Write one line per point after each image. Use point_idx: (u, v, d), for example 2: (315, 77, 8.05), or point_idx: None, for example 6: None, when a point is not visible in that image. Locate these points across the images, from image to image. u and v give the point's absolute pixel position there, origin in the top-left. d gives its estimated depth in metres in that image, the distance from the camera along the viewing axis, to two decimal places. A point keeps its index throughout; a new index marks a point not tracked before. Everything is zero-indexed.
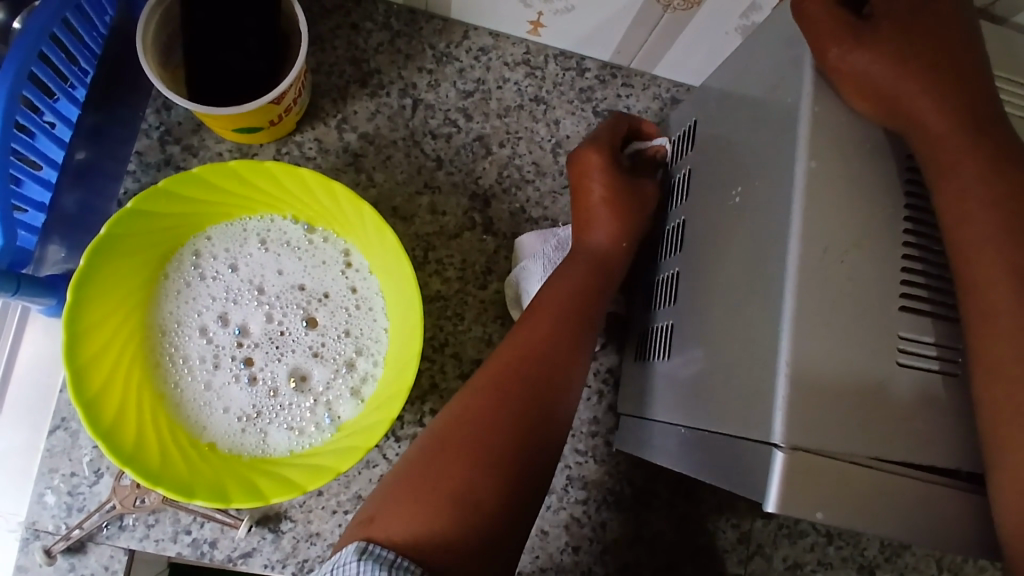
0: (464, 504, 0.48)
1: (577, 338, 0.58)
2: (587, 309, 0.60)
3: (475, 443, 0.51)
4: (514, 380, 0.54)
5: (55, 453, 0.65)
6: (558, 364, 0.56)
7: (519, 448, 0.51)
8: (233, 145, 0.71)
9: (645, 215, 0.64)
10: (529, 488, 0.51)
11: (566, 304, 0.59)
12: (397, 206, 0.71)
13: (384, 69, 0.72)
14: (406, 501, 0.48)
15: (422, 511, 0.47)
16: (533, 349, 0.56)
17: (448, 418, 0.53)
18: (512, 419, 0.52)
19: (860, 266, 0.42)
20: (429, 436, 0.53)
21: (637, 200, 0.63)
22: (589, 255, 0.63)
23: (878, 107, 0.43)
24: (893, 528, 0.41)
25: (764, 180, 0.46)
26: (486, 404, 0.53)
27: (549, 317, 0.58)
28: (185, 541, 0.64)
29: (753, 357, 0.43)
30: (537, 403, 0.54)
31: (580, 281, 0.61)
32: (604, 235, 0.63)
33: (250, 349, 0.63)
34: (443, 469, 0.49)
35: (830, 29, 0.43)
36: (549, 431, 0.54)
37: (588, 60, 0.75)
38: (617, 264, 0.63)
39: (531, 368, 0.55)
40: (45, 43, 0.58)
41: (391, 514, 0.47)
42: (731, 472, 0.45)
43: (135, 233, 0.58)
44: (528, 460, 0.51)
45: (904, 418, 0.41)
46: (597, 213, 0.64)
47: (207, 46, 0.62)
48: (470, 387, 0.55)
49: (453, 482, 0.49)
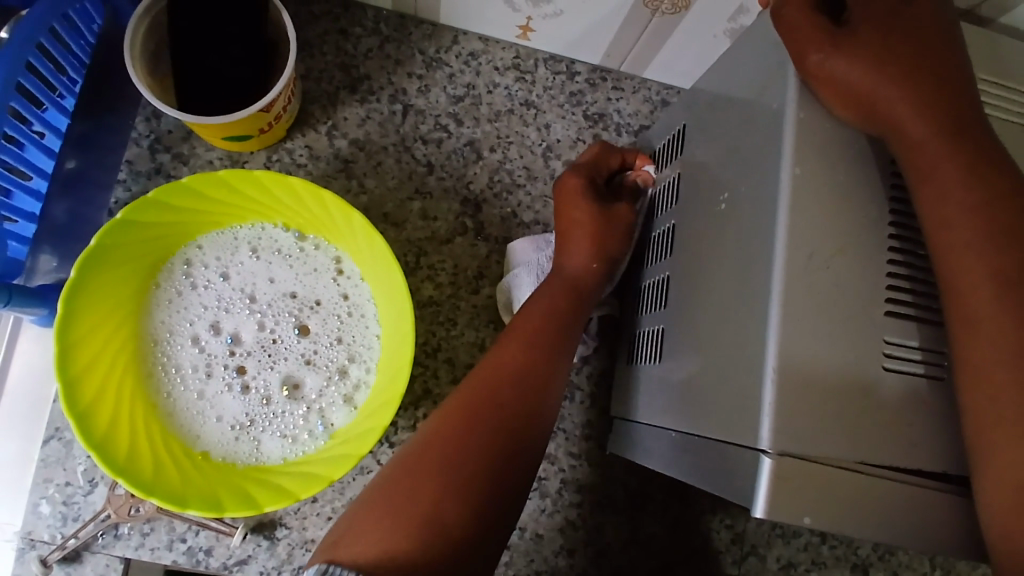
0: (429, 527, 0.47)
1: (550, 365, 0.58)
2: (560, 335, 0.60)
3: (443, 467, 0.50)
4: (485, 404, 0.54)
5: (49, 463, 0.65)
6: (530, 391, 0.56)
7: (488, 475, 0.51)
8: (223, 153, 0.71)
9: (624, 237, 0.64)
10: (496, 518, 0.50)
11: (539, 328, 0.60)
12: (389, 212, 0.71)
13: (374, 75, 0.72)
14: (374, 521, 0.48)
15: (388, 535, 0.47)
16: (506, 374, 0.56)
17: (419, 442, 0.53)
18: (483, 444, 0.52)
19: (846, 271, 0.42)
20: (403, 456, 0.53)
21: (615, 223, 0.64)
22: (565, 279, 0.63)
23: (860, 112, 0.43)
24: (881, 531, 0.41)
25: (750, 186, 0.46)
26: (457, 429, 0.53)
27: (523, 343, 0.58)
28: (180, 549, 0.65)
29: (740, 361, 0.44)
30: (509, 430, 0.54)
31: (554, 304, 0.61)
32: (582, 257, 0.64)
33: (242, 357, 0.64)
34: (409, 494, 0.49)
35: (812, 36, 0.44)
36: (520, 460, 0.53)
37: (578, 64, 0.75)
38: (591, 287, 0.64)
39: (504, 393, 0.55)
40: (32, 53, 0.58)
41: (357, 535, 0.47)
42: (721, 477, 0.45)
43: (125, 244, 0.58)
44: (496, 489, 0.51)
45: (891, 422, 0.42)
46: (579, 235, 0.64)
47: (195, 55, 0.62)
48: (442, 410, 0.55)
49: (419, 505, 0.48)
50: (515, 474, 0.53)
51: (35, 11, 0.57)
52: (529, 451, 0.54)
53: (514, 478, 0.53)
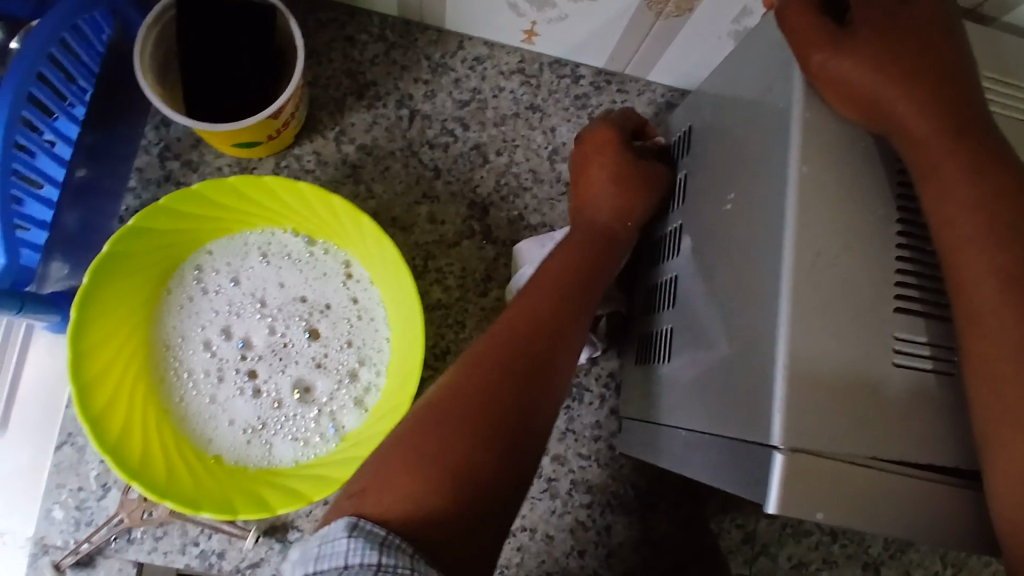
0: (458, 478, 0.45)
1: (570, 318, 0.56)
2: (579, 288, 0.58)
3: (467, 412, 0.48)
4: (509, 356, 0.52)
5: (62, 469, 0.66)
6: (552, 342, 0.54)
7: (513, 423, 0.49)
8: (233, 160, 0.71)
9: (655, 196, 0.63)
10: (522, 467, 0.48)
11: (559, 283, 0.57)
12: (396, 216, 0.71)
13: (380, 81, 0.73)
14: (400, 473, 0.44)
15: (415, 484, 0.44)
16: (528, 327, 0.54)
17: (440, 390, 0.50)
18: (510, 394, 0.50)
19: (854, 268, 0.42)
20: (424, 405, 0.49)
21: (644, 177, 0.63)
22: (588, 228, 0.64)
23: (864, 111, 0.43)
24: (893, 525, 0.42)
25: (756, 184, 0.47)
26: (481, 377, 0.50)
27: (544, 294, 0.56)
28: (193, 552, 0.65)
29: (751, 358, 0.44)
30: (533, 380, 0.51)
31: (576, 262, 0.60)
32: (607, 210, 0.64)
33: (253, 361, 0.64)
34: (437, 443, 0.46)
35: (814, 37, 0.44)
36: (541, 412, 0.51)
37: (582, 67, 0.75)
38: (620, 239, 0.63)
39: (525, 344, 0.53)
40: (43, 62, 0.59)
41: (382, 488, 0.44)
42: (733, 475, 0.45)
43: (137, 250, 0.58)
44: (522, 440, 0.49)
45: (900, 417, 0.42)
46: (602, 190, 0.65)
47: (203, 62, 0.63)
48: (463, 359, 0.52)
49: (444, 454, 0.45)
50: (538, 426, 0.51)
51: (47, 22, 0.58)
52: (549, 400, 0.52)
53: (534, 432, 0.50)
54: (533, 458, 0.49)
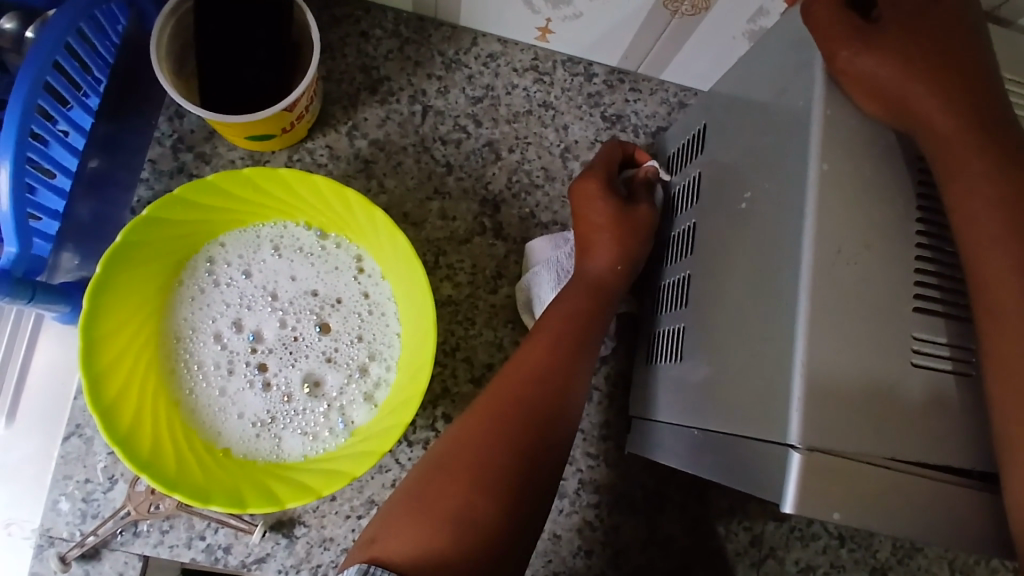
0: (464, 525, 0.49)
1: (574, 363, 0.58)
2: (584, 333, 0.60)
3: (472, 463, 0.52)
4: (513, 407, 0.55)
5: (69, 460, 0.65)
6: (556, 389, 0.57)
7: (517, 469, 0.52)
8: (245, 153, 0.71)
9: (642, 240, 0.64)
10: (529, 509, 0.52)
11: (563, 331, 0.60)
12: (408, 211, 0.71)
13: (394, 76, 0.73)
14: (408, 520, 0.49)
15: (425, 532, 0.49)
16: (532, 376, 0.57)
17: (449, 440, 0.54)
18: (513, 442, 0.53)
19: (873, 265, 0.42)
20: (434, 455, 0.54)
21: (635, 224, 0.64)
22: (588, 280, 0.63)
23: (888, 107, 0.43)
24: (908, 526, 0.41)
25: (774, 181, 0.46)
26: (486, 428, 0.54)
27: (549, 342, 0.59)
28: (199, 546, 0.65)
29: (767, 355, 0.44)
30: (536, 428, 0.54)
31: (578, 304, 0.61)
32: (604, 262, 0.63)
33: (263, 354, 0.64)
34: (443, 492, 0.51)
35: (840, 33, 0.44)
36: (548, 455, 0.54)
37: (596, 65, 0.75)
38: (614, 289, 0.63)
39: (529, 392, 0.56)
40: (60, 53, 0.59)
41: (392, 535, 0.49)
42: (747, 473, 0.45)
43: (150, 241, 0.58)
44: (526, 485, 0.52)
45: (919, 416, 0.41)
46: (599, 239, 0.64)
47: (219, 55, 0.63)
48: (470, 411, 0.56)
49: (451, 502, 0.50)
50: (543, 469, 0.54)
51: (63, 14, 0.58)
52: (555, 443, 0.55)
53: (541, 475, 0.53)
54: (540, 494, 0.53)
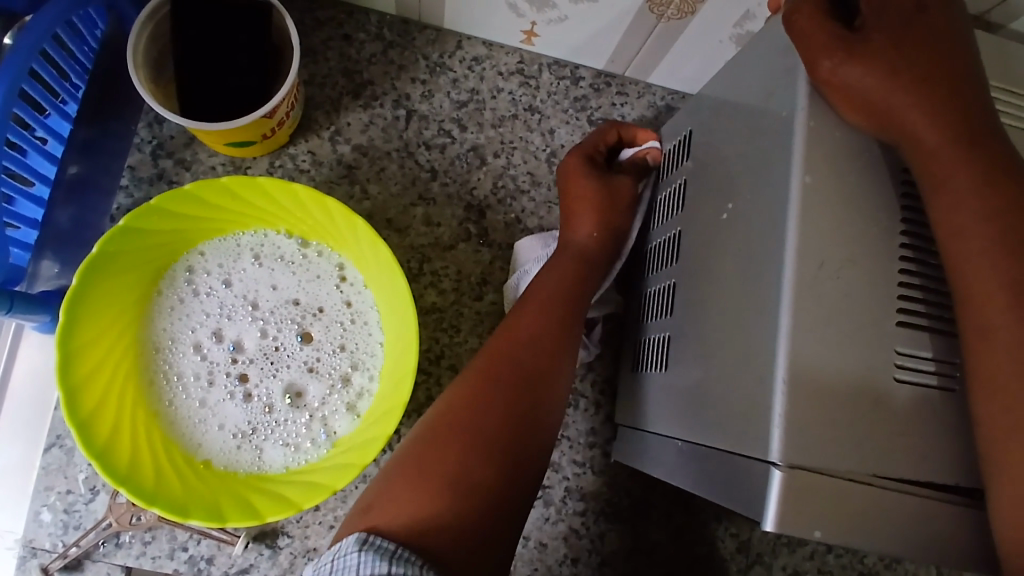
0: (462, 489, 0.47)
1: (564, 332, 0.58)
2: (573, 303, 0.60)
3: (467, 429, 0.50)
4: (505, 374, 0.54)
5: (50, 471, 0.65)
6: (547, 357, 0.56)
7: (511, 435, 0.51)
8: (226, 159, 0.70)
9: (625, 213, 0.65)
10: (525, 476, 0.50)
11: (553, 300, 0.59)
12: (392, 217, 0.70)
13: (377, 80, 0.72)
14: (402, 486, 0.47)
15: (420, 499, 0.46)
16: (523, 344, 0.56)
17: (441, 409, 0.53)
18: (506, 409, 0.52)
19: (856, 281, 0.41)
20: (426, 423, 0.52)
21: (617, 196, 0.65)
22: (572, 248, 0.64)
23: (871, 118, 0.42)
24: (890, 544, 0.41)
25: (757, 193, 0.46)
26: (478, 395, 0.53)
27: (539, 310, 0.58)
28: (182, 558, 0.64)
29: (748, 371, 0.43)
30: (527, 395, 0.54)
31: (566, 273, 0.62)
32: (587, 232, 0.64)
33: (244, 365, 0.63)
34: (441, 458, 0.49)
35: (823, 42, 0.43)
36: (540, 424, 0.53)
37: (583, 68, 0.74)
38: (599, 258, 0.64)
39: (520, 360, 0.55)
40: (35, 59, 0.58)
41: (387, 503, 0.46)
42: (730, 489, 0.44)
43: (127, 251, 0.58)
44: (520, 452, 0.51)
45: (901, 434, 0.41)
46: (581, 209, 0.65)
47: (197, 60, 0.62)
48: (461, 380, 0.54)
49: (449, 466, 0.48)
50: (537, 435, 0.53)
51: (42, 17, 0.57)
52: (546, 413, 0.54)
53: (534, 442, 0.52)
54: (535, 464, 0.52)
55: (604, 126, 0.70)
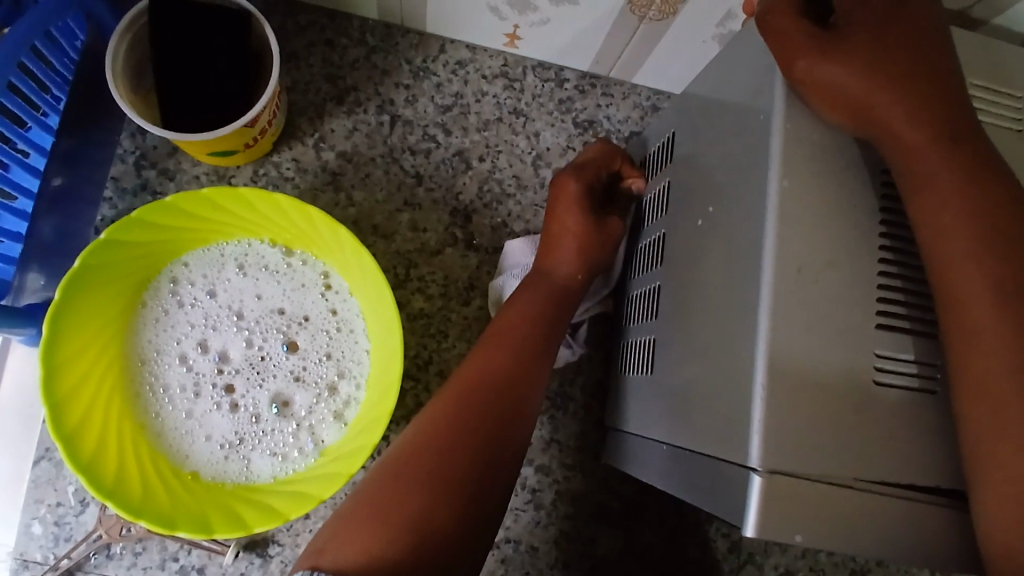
0: (412, 525, 0.46)
1: (530, 371, 0.57)
2: (540, 339, 0.59)
3: (422, 462, 0.50)
4: (472, 409, 0.53)
5: (40, 483, 0.65)
6: (510, 396, 0.55)
7: (468, 469, 0.50)
8: (210, 167, 0.70)
9: (607, 253, 0.64)
10: (482, 515, 0.49)
11: (520, 334, 0.59)
12: (377, 224, 0.70)
13: (361, 85, 0.72)
14: (357, 526, 0.46)
15: (372, 540, 0.45)
16: (490, 380, 0.55)
17: (400, 446, 0.52)
18: (465, 444, 0.51)
19: (835, 283, 0.41)
20: (386, 461, 0.51)
21: (605, 238, 0.63)
22: (550, 282, 0.62)
23: (848, 119, 0.42)
24: (874, 547, 0.41)
25: (738, 194, 0.45)
26: (439, 430, 0.52)
27: (506, 345, 0.58)
28: (173, 568, 0.65)
29: (729, 374, 0.43)
30: (489, 432, 0.53)
31: (535, 306, 0.61)
32: (567, 267, 0.63)
33: (230, 375, 0.63)
34: (395, 495, 0.48)
35: (799, 42, 0.42)
36: (500, 467, 0.52)
37: (567, 70, 0.74)
38: (573, 298, 0.63)
39: (483, 397, 0.54)
40: (13, 72, 0.58)
41: (342, 541, 0.46)
42: (712, 494, 0.44)
43: (109, 265, 0.57)
44: (479, 490, 0.50)
45: (882, 437, 0.41)
46: (565, 242, 0.63)
47: (179, 70, 0.62)
48: (424, 414, 0.54)
49: (403, 506, 0.47)
50: (496, 471, 0.51)
51: (17, 29, 0.56)
52: (506, 452, 0.53)
53: (498, 470, 0.52)
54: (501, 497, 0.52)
55: (604, 144, 0.67)
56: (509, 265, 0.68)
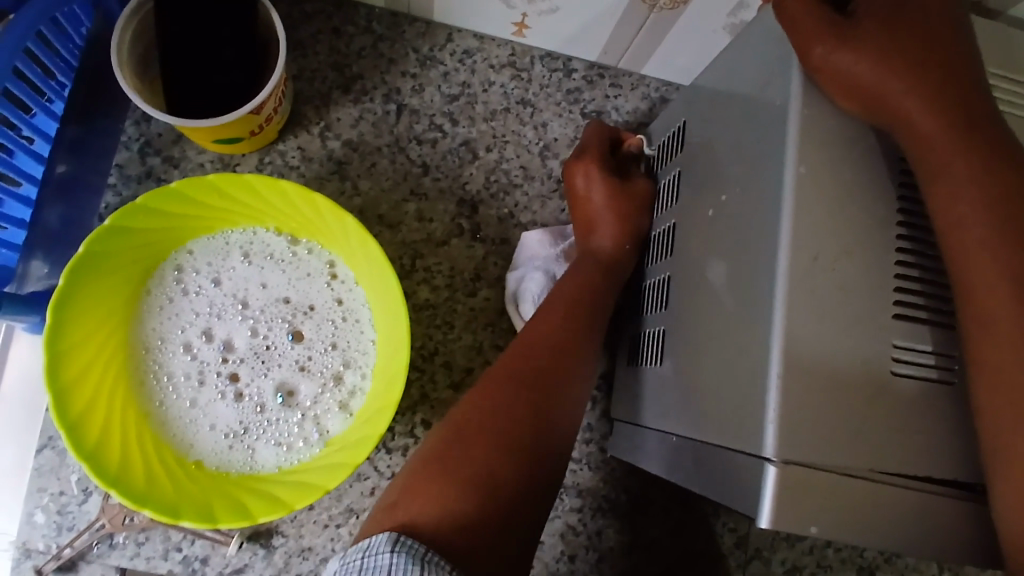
0: (484, 487, 0.47)
1: (584, 342, 0.58)
2: (593, 306, 0.60)
3: (489, 428, 0.50)
4: (531, 376, 0.54)
5: (43, 473, 0.65)
6: (565, 363, 0.56)
7: (531, 435, 0.51)
8: (215, 156, 0.70)
9: (645, 210, 0.63)
10: (543, 480, 0.50)
11: (574, 303, 0.59)
12: (383, 214, 0.70)
13: (368, 74, 0.71)
14: (427, 483, 0.47)
15: (445, 497, 0.46)
16: (546, 346, 0.56)
17: (465, 406, 0.52)
18: (527, 411, 0.52)
19: (851, 272, 0.41)
20: (450, 422, 0.52)
21: (635, 195, 0.63)
22: (594, 257, 0.63)
23: (866, 107, 0.41)
24: (887, 539, 0.40)
25: (750, 183, 0.45)
26: (503, 394, 0.52)
27: (562, 313, 0.58)
28: (176, 558, 0.64)
29: (742, 363, 0.43)
30: (545, 400, 0.53)
31: (587, 275, 0.61)
32: (610, 236, 0.63)
33: (235, 364, 0.63)
34: (464, 454, 0.49)
35: (815, 28, 0.42)
36: (557, 433, 0.53)
37: (575, 60, 0.73)
38: (622, 268, 0.63)
39: (540, 365, 0.54)
40: (18, 58, 0.57)
41: (415, 498, 0.46)
42: (724, 485, 0.44)
43: (113, 251, 0.57)
44: (542, 454, 0.51)
45: (897, 428, 0.40)
46: (601, 216, 0.64)
47: (186, 58, 0.61)
48: (482, 382, 0.54)
49: (473, 467, 0.48)
50: (554, 437, 0.52)
51: (23, 16, 0.56)
52: (561, 416, 0.54)
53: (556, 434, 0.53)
54: None
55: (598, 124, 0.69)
56: (528, 258, 0.68)
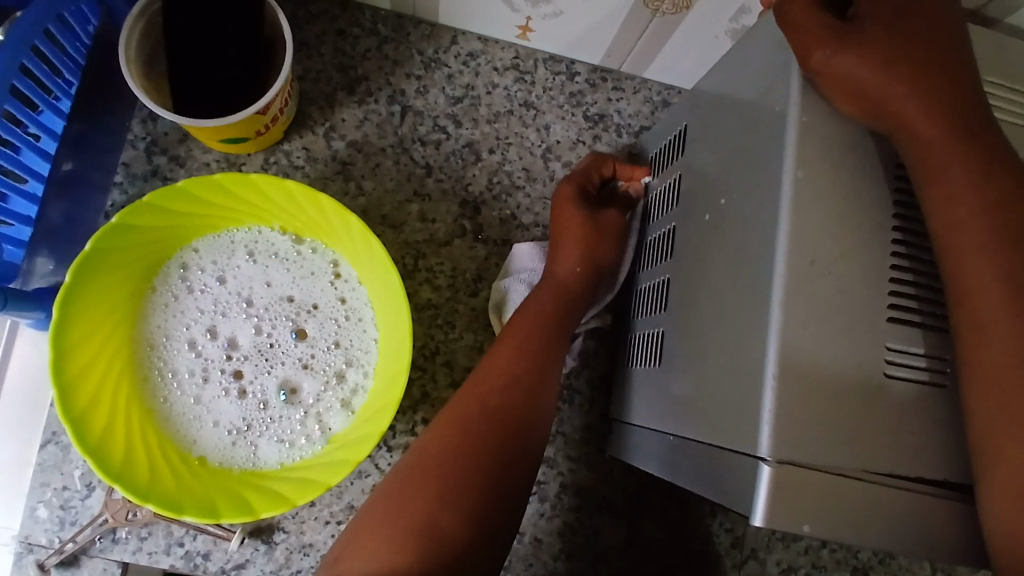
0: (427, 535, 0.48)
1: (543, 375, 0.58)
2: (552, 339, 0.60)
3: (439, 469, 0.51)
4: (482, 413, 0.54)
5: (47, 467, 0.65)
6: (523, 395, 0.56)
7: (481, 474, 0.51)
8: (220, 155, 0.70)
9: (612, 246, 0.64)
10: (497, 519, 0.51)
11: (531, 335, 0.59)
12: (387, 213, 0.70)
13: (372, 76, 0.72)
14: (371, 534, 0.49)
15: (386, 547, 0.47)
16: (503, 380, 0.56)
17: (418, 449, 0.54)
18: (478, 447, 0.52)
19: (849, 276, 0.41)
20: (404, 465, 0.53)
21: (603, 229, 0.64)
22: (554, 282, 0.63)
23: (865, 112, 0.42)
24: (881, 539, 0.41)
25: (750, 188, 0.46)
26: (454, 434, 0.53)
27: (519, 345, 0.59)
28: (178, 553, 0.65)
29: (739, 366, 0.43)
30: (499, 436, 0.54)
31: (547, 306, 0.61)
32: (568, 265, 0.63)
33: (239, 362, 0.63)
34: (410, 500, 0.50)
35: (818, 33, 0.42)
36: (516, 470, 0.53)
37: (578, 64, 0.74)
38: (577, 298, 0.63)
39: (496, 401, 0.55)
40: (27, 56, 0.57)
41: (358, 550, 0.48)
42: (720, 485, 0.44)
43: (120, 248, 0.57)
44: (495, 491, 0.51)
45: (892, 430, 0.41)
46: (568, 240, 0.64)
47: (192, 56, 0.62)
48: (435, 421, 0.55)
49: (417, 512, 0.49)
50: (510, 474, 0.53)
51: (30, 12, 0.57)
52: (520, 453, 0.54)
53: (514, 472, 0.53)
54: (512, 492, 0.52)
55: (593, 156, 0.70)
56: (517, 269, 0.68)
